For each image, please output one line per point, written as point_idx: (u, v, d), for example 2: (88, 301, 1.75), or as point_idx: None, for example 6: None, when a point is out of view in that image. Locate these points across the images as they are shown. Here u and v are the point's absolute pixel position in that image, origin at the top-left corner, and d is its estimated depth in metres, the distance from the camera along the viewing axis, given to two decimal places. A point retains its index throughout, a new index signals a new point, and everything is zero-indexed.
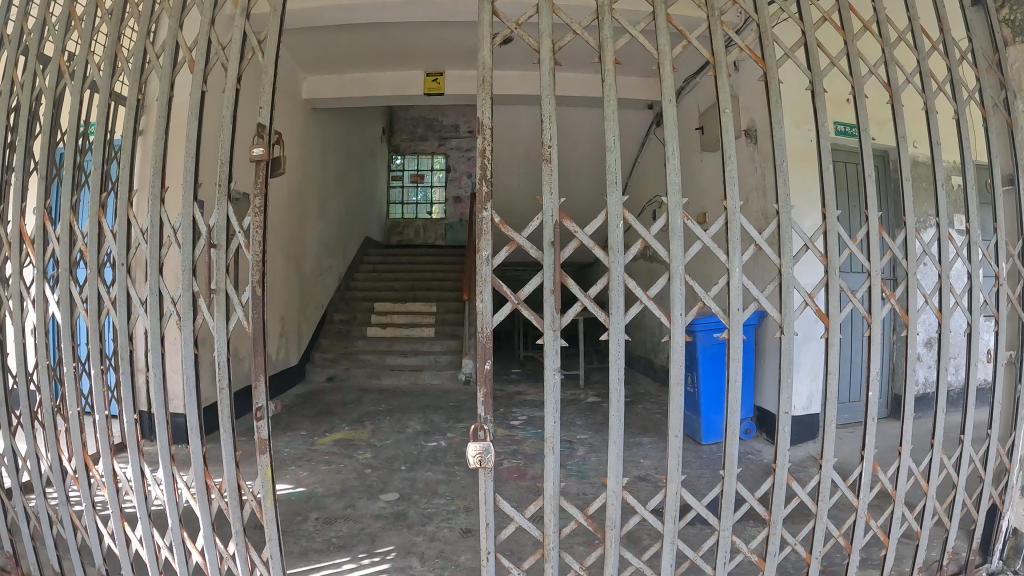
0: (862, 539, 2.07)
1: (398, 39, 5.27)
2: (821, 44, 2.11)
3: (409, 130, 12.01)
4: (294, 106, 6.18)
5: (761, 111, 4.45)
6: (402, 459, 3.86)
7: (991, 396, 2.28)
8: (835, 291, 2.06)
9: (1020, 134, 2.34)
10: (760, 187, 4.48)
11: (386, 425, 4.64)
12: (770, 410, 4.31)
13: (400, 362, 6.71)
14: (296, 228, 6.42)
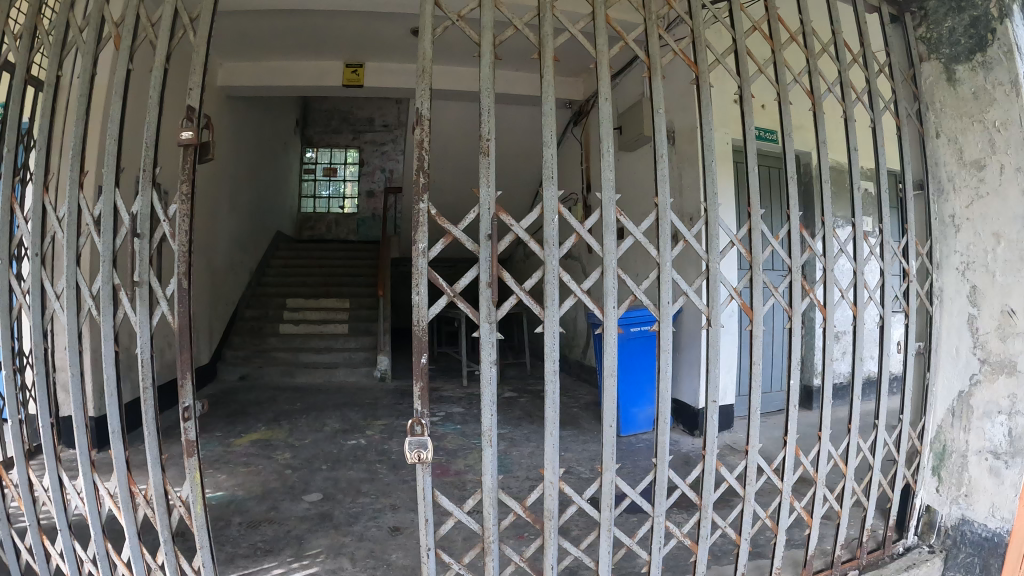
0: (787, 519, 2.20)
1: (322, 28, 5.15)
2: (750, 52, 2.21)
3: (323, 122, 11.84)
4: (210, 94, 5.93)
5: (684, 113, 4.58)
6: (323, 458, 3.77)
7: (902, 386, 2.45)
8: (759, 286, 2.16)
9: (931, 143, 2.53)
10: (677, 186, 4.64)
11: (303, 424, 4.52)
12: (686, 402, 4.44)
13: (314, 359, 6.57)
14: (207, 220, 6.14)
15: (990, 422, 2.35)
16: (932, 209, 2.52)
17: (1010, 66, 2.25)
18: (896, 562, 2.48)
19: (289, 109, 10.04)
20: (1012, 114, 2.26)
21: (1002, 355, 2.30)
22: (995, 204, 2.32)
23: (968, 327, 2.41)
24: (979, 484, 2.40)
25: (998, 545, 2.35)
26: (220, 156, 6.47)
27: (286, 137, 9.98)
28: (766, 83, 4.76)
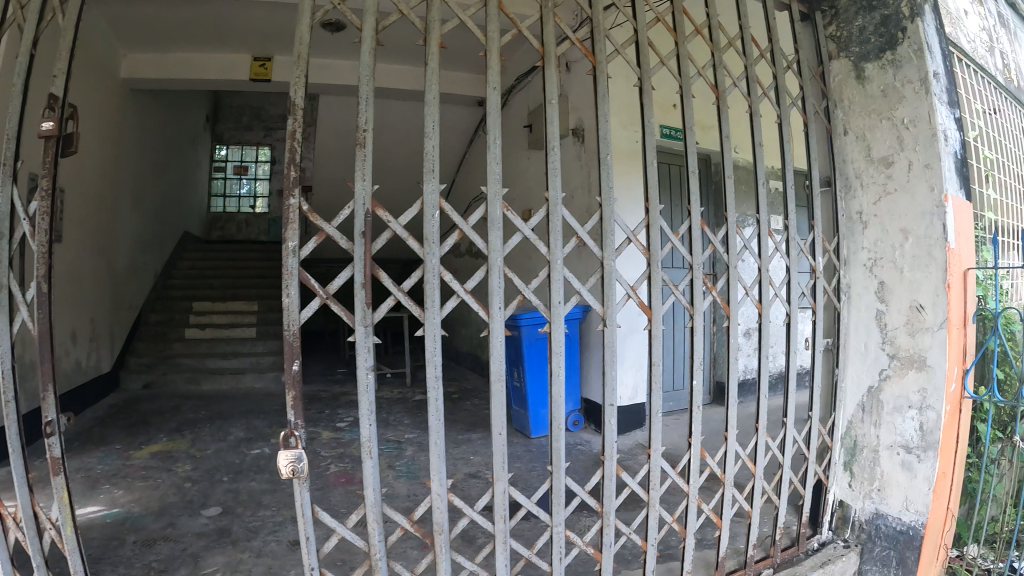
0: (695, 522, 2.11)
1: (228, 17, 4.89)
2: (651, 43, 2.14)
3: (234, 118, 11.50)
4: (111, 86, 5.63)
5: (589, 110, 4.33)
6: (225, 469, 3.60)
7: (811, 382, 2.38)
8: (658, 284, 2.08)
9: (839, 141, 2.48)
10: (584, 185, 4.41)
11: (207, 433, 4.33)
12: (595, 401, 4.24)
13: (220, 365, 6.35)
14: (105, 219, 5.72)
15: (901, 416, 2.32)
16: (839, 206, 2.47)
17: (920, 64, 2.25)
18: (811, 559, 2.39)
19: (198, 104, 9.67)
20: (921, 111, 2.25)
21: (912, 350, 2.28)
22: (903, 200, 2.30)
23: (877, 323, 2.38)
24: (893, 478, 2.36)
25: (914, 538, 2.30)
26: (120, 153, 6.14)
27: (195, 132, 9.58)
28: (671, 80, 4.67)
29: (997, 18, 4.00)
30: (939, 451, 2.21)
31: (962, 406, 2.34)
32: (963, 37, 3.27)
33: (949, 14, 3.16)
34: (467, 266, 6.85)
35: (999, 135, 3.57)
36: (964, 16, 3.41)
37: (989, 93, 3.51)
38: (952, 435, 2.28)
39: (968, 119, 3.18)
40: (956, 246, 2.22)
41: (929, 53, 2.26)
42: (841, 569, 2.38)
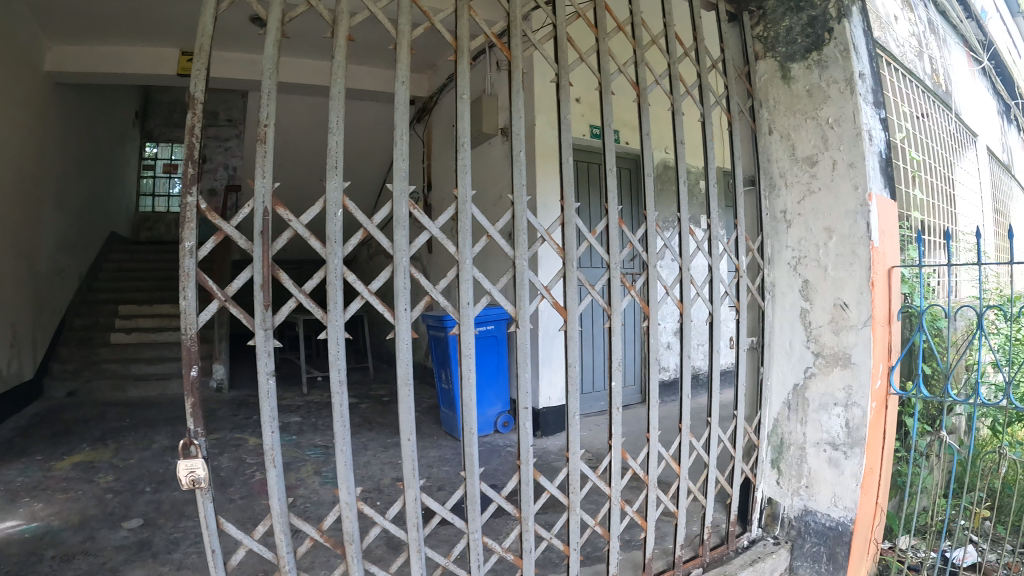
0: (618, 525, 2.06)
1: (154, 9, 4.74)
2: (571, 39, 1.95)
3: (165, 114, 11.07)
4: (34, 80, 5.42)
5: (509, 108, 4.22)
6: (148, 479, 3.49)
7: (736, 381, 2.37)
8: (574, 283, 1.97)
9: (763, 140, 2.48)
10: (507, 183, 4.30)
11: (132, 442, 4.19)
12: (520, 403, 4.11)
13: (146, 370, 6.20)
14: (25, 220, 5.47)
15: (827, 414, 2.32)
16: (761, 204, 2.48)
17: (846, 64, 2.24)
18: (741, 557, 2.35)
19: (126, 101, 9.38)
20: (845, 111, 2.25)
21: (836, 348, 2.28)
22: (826, 199, 2.31)
23: (801, 321, 2.40)
24: (820, 475, 2.35)
25: (843, 533, 2.29)
26: (42, 151, 5.90)
27: (121, 130, 9.24)
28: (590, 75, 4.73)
29: (927, 26, 4.11)
30: (865, 447, 2.22)
31: (888, 403, 2.35)
32: (893, 42, 3.34)
33: (879, 18, 3.21)
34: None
35: (927, 138, 3.67)
36: (894, 21, 3.48)
37: (918, 97, 3.60)
38: (879, 432, 2.29)
39: (895, 121, 3.26)
40: (880, 245, 2.22)
41: (856, 54, 2.24)
42: (772, 566, 2.36)
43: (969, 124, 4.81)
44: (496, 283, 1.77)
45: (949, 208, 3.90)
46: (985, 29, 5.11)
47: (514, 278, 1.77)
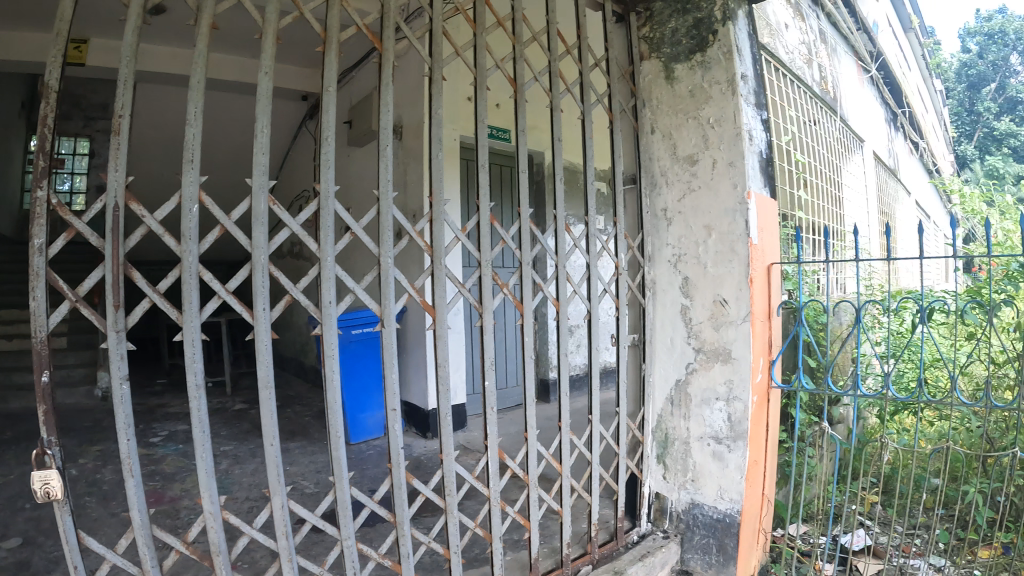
0: (499, 526, 2.05)
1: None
2: (446, 33, 1.95)
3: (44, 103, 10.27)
4: None
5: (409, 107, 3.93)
6: (27, 496, 3.28)
7: (617, 378, 2.36)
8: (441, 280, 1.93)
9: (644, 140, 2.53)
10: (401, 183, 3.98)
11: (8, 457, 3.92)
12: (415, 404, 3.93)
13: (27, 379, 5.81)
14: None
15: (710, 408, 2.38)
16: (641, 203, 2.53)
17: (728, 65, 2.29)
18: (630, 552, 2.39)
19: (9, 91, 8.78)
20: (726, 111, 2.29)
21: (716, 344, 2.35)
22: (706, 197, 2.36)
23: (682, 317, 2.46)
24: (705, 468, 2.41)
25: (731, 525, 2.34)
26: None
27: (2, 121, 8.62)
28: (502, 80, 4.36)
29: (817, 35, 4.32)
30: (748, 440, 2.28)
31: (769, 396, 2.43)
32: (782, 49, 3.48)
33: (769, 24, 3.33)
34: (291, 266, 6.56)
35: (814, 142, 3.86)
36: (785, 28, 3.62)
37: (804, 102, 3.77)
38: (760, 424, 2.36)
39: (782, 125, 3.37)
40: (758, 242, 2.29)
41: (738, 55, 2.29)
42: (662, 559, 2.41)
43: (857, 130, 5.08)
44: (360, 281, 1.69)
45: (835, 210, 4.17)
46: (874, 41, 5.49)
47: (379, 275, 1.76)
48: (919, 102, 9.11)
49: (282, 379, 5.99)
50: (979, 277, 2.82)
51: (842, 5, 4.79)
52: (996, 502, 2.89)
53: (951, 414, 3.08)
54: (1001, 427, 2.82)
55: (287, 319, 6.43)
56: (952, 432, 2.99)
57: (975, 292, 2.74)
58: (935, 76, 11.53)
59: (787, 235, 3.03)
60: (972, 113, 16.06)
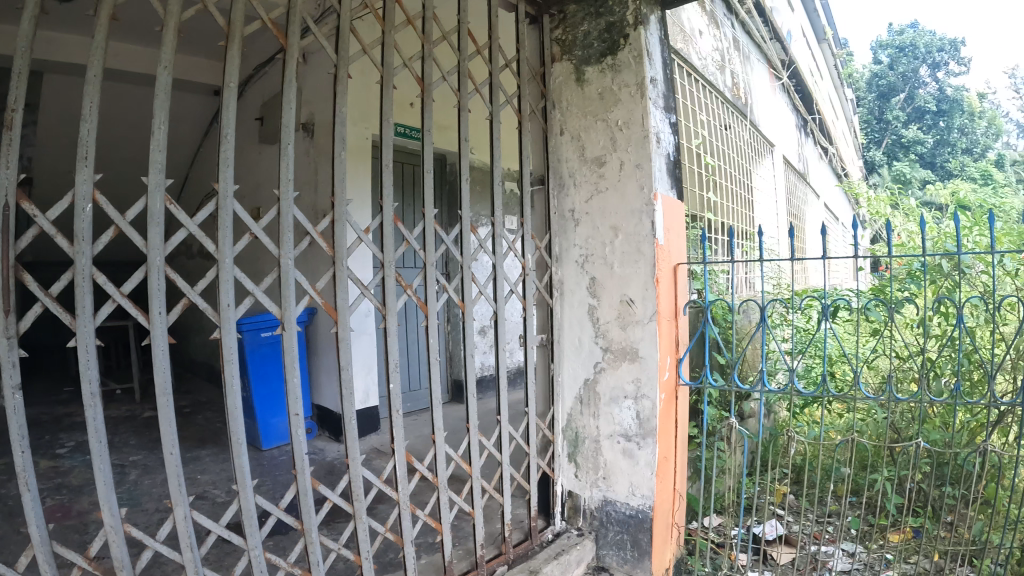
0: (410, 530, 2.05)
1: None
2: (354, 31, 1.92)
3: None
4: None
5: (319, 103, 3.84)
6: None
7: (525, 378, 2.36)
8: (344, 282, 1.93)
9: (553, 141, 2.55)
10: (311, 182, 3.88)
11: None
12: (329, 408, 3.87)
13: None
14: None
15: (619, 406, 2.42)
16: (548, 205, 2.55)
17: (638, 69, 2.33)
18: (545, 551, 2.41)
19: None
20: (634, 114, 2.34)
21: (624, 343, 2.39)
22: (612, 199, 2.40)
23: (590, 317, 2.49)
24: (616, 466, 2.46)
25: (643, 520, 2.39)
26: None
27: None
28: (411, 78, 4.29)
29: (731, 42, 4.47)
30: (656, 437, 2.33)
31: (678, 394, 2.50)
32: (695, 55, 3.58)
33: (683, 30, 3.42)
34: (200, 267, 6.28)
35: (725, 146, 3.99)
36: (699, 35, 3.72)
37: (715, 106, 3.90)
38: (669, 421, 2.42)
39: (692, 128, 3.47)
40: (664, 243, 2.35)
41: (647, 59, 2.34)
42: (576, 557, 2.44)
43: (767, 135, 5.28)
44: (260, 283, 1.68)
45: (745, 212, 4.34)
46: (786, 50, 5.73)
47: (279, 277, 1.76)
48: (829, 110, 9.52)
49: (193, 384, 5.76)
50: (882, 275, 2.93)
51: (755, 14, 4.96)
52: (904, 488, 3.00)
53: (858, 406, 3.19)
54: (905, 418, 2.93)
55: (198, 321, 6.18)
56: (859, 424, 3.10)
57: (879, 290, 2.76)
58: (845, 85, 12.07)
59: (692, 236, 3.12)
60: (881, 122, 16.86)
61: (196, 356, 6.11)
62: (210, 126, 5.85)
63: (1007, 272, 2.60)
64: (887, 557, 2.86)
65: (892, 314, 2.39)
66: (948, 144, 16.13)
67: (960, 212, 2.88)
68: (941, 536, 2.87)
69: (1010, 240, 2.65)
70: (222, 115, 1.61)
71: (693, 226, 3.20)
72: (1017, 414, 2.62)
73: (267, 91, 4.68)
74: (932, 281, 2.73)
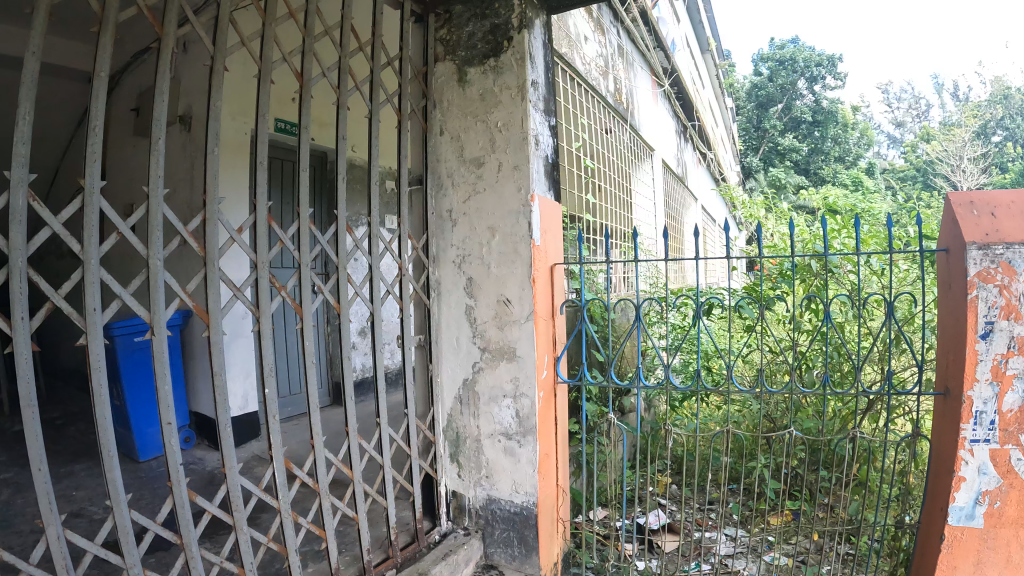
0: (292, 538, 2.01)
1: None
2: (234, 21, 1.84)
3: None
4: None
5: (198, 95, 3.65)
6: None
7: (403, 379, 2.34)
8: (216, 284, 1.85)
9: (433, 141, 2.54)
10: (187, 177, 3.67)
11: None
12: (207, 415, 3.71)
13: None
14: None
15: (498, 406, 2.45)
16: (426, 205, 2.54)
17: (520, 72, 2.36)
18: (432, 552, 2.40)
19: None
20: (514, 116, 2.37)
21: (501, 343, 2.42)
22: (490, 199, 2.42)
23: (467, 317, 2.50)
24: (498, 464, 2.49)
25: (528, 517, 2.43)
26: None
27: None
28: (291, 73, 4.21)
29: (615, 50, 4.60)
30: (536, 435, 2.38)
31: (555, 391, 2.57)
32: (579, 59, 3.66)
33: (569, 35, 3.49)
34: (65, 268, 5.84)
35: (605, 149, 4.12)
36: (584, 41, 3.82)
37: (597, 110, 4.01)
38: (548, 419, 2.48)
39: (573, 131, 3.55)
40: (540, 244, 2.40)
41: (529, 63, 2.38)
42: (464, 557, 2.45)
43: (647, 140, 5.49)
44: (128, 286, 1.60)
45: (623, 214, 4.50)
46: (669, 60, 5.96)
47: (148, 279, 1.69)
48: (709, 117, 9.98)
49: (60, 394, 5.34)
50: (756, 274, 3.07)
51: (641, 24, 5.12)
52: (780, 474, 3.17)
53: (734, 398, 3.34)
54: (780, 408, 3.10)
55: (62, 326, 5.73)
56: (736, 415, 3.25)
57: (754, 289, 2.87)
58: (727, 95, 12.68)
59: (570, 237, 3.20)
60: (759, 129, 17.84)
61: (69, 363, 5.70)
62: (78, 117, 5.45)
63: (872, 271, 2.79)
64: (768, 538, 3.03)
65: (764, 311, 2.51)
66: (823, 153, 17.21)
67: (829, 215, 3.06)
68: (818, 517, 3.07)
69: (875, 241, 2.83)
70: (92, 106, 1.51)
71: (571, 227, 3.28)
72: (885, 401, 2.81)
73: (143, 81, 4.41)
74: (803, 280, 2.90)
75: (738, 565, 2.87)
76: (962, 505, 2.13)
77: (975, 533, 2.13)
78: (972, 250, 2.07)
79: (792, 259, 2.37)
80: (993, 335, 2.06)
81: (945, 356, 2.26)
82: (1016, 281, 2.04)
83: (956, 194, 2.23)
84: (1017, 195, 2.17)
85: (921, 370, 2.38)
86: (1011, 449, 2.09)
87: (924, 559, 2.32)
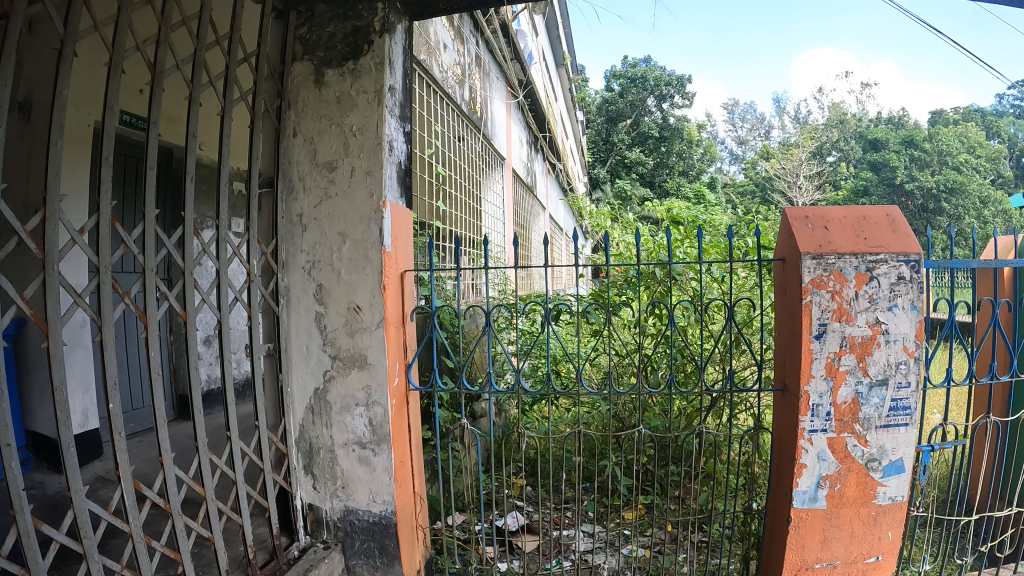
0: (144, 562, 1.89)
1: None
2: (86, 4, 1.71)
3: None
4: None
5: (39, 81, 3.34)
6: None
7: (253, 391, 2.25)
8: (54, 291, 1.70)
9: (285, 143, 2.45)
10: (22, 171, 3.34)
11: None
12: (46, 434, 3.39)
13: None
14: None
15: (350, 414, 2.42)
16: (273, 209, 2.44)
17: (378, 77, 2.35)
18: (293, 568, 2.32)
19: None
20: (368, 121, 2.36)
21: (352, 350, 2.39)
22: (341, 205, 2.38)
23: (317, 325, 2.44)
24: (354, 474, 2.46)
25: (388, 526, 2.43)
26: None
27: None
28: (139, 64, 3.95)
29: (473, 59, 4.68)
30: (391, 443, 2.39)
31: (408, 398, 2.57)
32: (435, 66, 3.68)
33: (427, 42, 3.51)
34: None
35: (458, 157, 4.17)
36: (442, 49, 3.85)
37: (451, 118, 4.05)
38: (401, 426, 2.49)
39: (426, 138, 3.57)
40: (391, 250, 2.41)
41: (388, 69, 2.38)
42: (325, 570, 2.39)
43: (499, 151, 5.63)
44: None
45: (473, 222, 4.57)
46: (524, 72, 6.12)
47: None
48: (559, 129, 10.31)
49: None
50: (604, 281, 3.22)
51: (500, 36, 5.23)
52: (632, 470, 3.33)
53: (583, 400, 3.48)
54: (627, 408, 3.26)
55: None
56: (586, 415, 3.38)
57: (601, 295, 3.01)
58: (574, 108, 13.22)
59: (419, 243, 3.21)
60: (607, 143, 18.77)
61: None
62: None
63: (712, 278, 3.00)
64: (624, 532, 3.19)
65: (611, 316, 2.65)
66: (667, 166, 18.30)
67: (673, 225, 3.25)
68: (668, 509, 3.26)
69: (714, 251, 3.05)
70: None
71: (422, 234, 3.30)
72: (727, 397, 3.02)
73: None
74: (648, 287, 3.07)
75: (598, 559, 2.99)
76: (805, 489, 2.33)
77: (819, 514, 2.35)
78: (808, 258, 2.24)
79: (636, 267, 2.50)
80: (827, 335, 2.26)
81: (783, 354, 2.45)
82: (847, 287, 2.25)
83: (792, 209, 2.41)
84: (844, 209, 2.39)
85: (759, 368, 2.57)
86: (847, 437, 2.31)
87: (772, 543, 2.51)
